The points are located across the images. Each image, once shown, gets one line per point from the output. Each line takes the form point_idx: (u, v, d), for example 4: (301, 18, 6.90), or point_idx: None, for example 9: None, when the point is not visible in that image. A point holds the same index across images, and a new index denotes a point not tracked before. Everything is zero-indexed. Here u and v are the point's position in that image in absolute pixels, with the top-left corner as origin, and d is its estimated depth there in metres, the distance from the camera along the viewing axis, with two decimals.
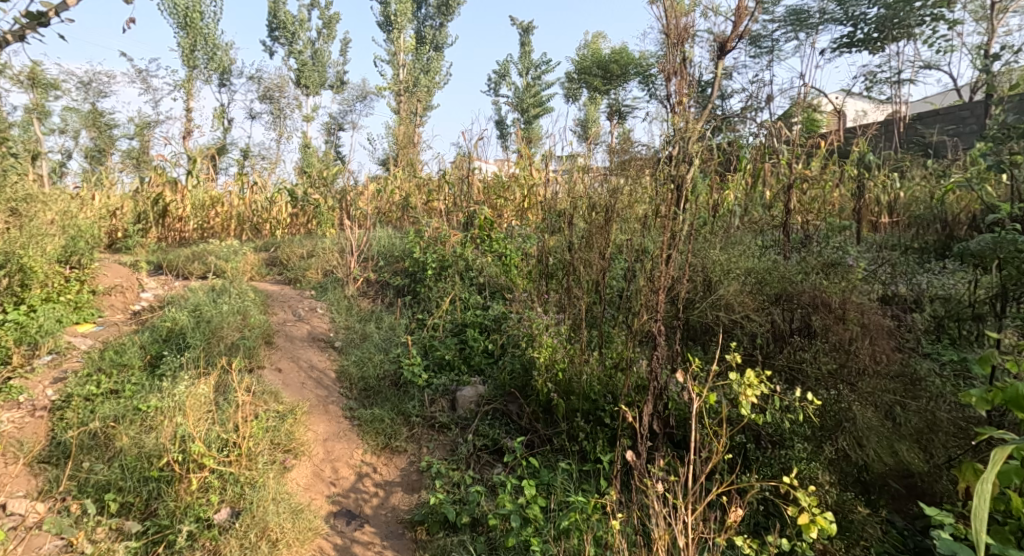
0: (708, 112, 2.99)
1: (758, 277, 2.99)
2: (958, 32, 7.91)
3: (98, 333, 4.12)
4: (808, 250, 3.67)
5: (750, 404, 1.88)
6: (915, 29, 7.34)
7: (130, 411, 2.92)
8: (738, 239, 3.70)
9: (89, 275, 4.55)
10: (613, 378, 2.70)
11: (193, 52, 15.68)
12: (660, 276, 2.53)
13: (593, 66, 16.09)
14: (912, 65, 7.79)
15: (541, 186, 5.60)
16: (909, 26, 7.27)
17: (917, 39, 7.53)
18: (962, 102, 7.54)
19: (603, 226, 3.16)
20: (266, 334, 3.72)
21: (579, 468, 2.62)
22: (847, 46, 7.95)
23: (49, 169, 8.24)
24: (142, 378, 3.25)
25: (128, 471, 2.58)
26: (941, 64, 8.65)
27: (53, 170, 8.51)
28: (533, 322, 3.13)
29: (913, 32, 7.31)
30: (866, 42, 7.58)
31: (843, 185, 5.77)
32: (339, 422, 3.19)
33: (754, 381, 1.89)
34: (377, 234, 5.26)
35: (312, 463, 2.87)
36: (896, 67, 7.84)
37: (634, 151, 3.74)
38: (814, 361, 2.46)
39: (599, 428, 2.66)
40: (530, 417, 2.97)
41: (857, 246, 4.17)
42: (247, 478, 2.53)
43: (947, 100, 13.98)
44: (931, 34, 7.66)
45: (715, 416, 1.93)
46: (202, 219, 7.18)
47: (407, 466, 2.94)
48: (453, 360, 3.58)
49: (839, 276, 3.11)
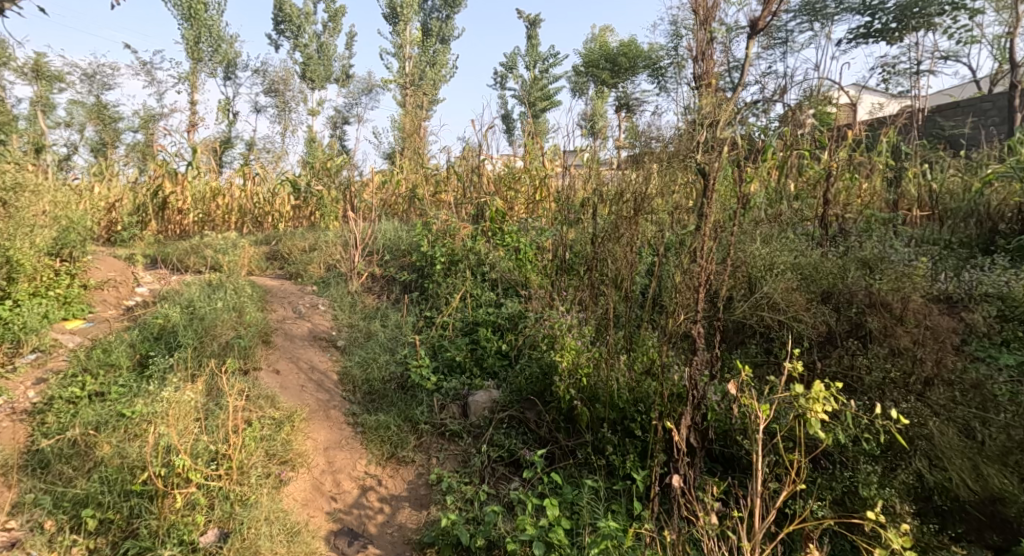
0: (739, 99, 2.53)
1: (803, 274, 2.81)
2: (978, 22, 7.50)
3: (87, 330, 3.88)
4: (849, 245, 3.38)
5: (819, 424, 1.57)
6: (935, 18, 6.91)
7: (113, 417, 2.68)
8: (777, 233, 3.42)
9: (81, 269, 4.32)
10: (642, 385, 2.43)
11: (197, 43, 15.42)
12: (700, 272, 2.25)
13: (601, 59, 15.69)
14: (932, 56, 7.35)
15: (553, 177, 5.30)
16: (930, 16, 6.85)
17: (936, 29, 7.11)
18: (983, 93, 7.14)
19: (631, 219, 2.91)
20: (264, 332, 3.46)
21: (607, 486, 2.34)
22: (865, 36, 7.58)
23: (53, 162, 8.16)
24: (130, 380, 3.01)
25: (109, 484, 2.33)
26: (961, 55, 8.25)
27: (58, 163, 8.40)
28: (553, 322, 2.86)
29: (934, 21, 6.88)
30: (884, 32, 7.18)
31: (874, 177, 5.45)
32: (341, 429, 2.93)
33: (822, 397, 1.58)
34: (382, 227, 4.99)
35: (311, 476, 2.60)
36: (915, 58, 7.43)
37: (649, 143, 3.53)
38: (871, 368, 2.22)
39: (629, 441, 2.40)
40: (550, 427, 2.71)
41: (898, 240, 3.86)
42: (237, 495, 2.26)
43: (963, 93, 13.59)
44: (951, 24, 7.25)
45: (772, 431, 1.63)
46: (203, 211, 6.95)
47: (415, 479, 2.69)
48: (464, 362, 3.30)
49: (891, 271, 2.84)
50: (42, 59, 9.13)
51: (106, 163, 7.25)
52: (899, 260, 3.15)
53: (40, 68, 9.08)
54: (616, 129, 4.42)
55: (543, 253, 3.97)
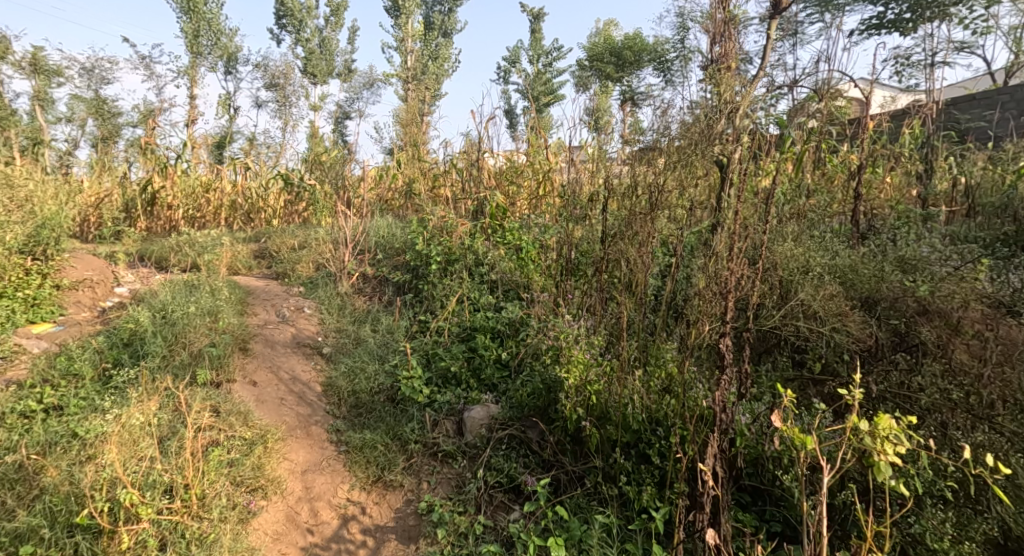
0: (749, 111, 2.38)
1: (842, 278, 2.51)
2: (996, 13, 7.09)
3: (55, 334, 3.59)
4: (885, 244, 3.05)
5: (889, 469, 1.26)
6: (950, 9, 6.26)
7: (66, 437, 2.37)
8: (806, 232, 3.10)
9: (54, 268, 4.03)
10: (661, 405, 2.13)
11: (197, 38, 15.14)
12: (729, 277, 1.94)
13: (605, 53, 15.34)
14: (948, 48, 6.78)
15: (559, 171, 4.98)
16: (945, 6, 6.19)
17: (953, 19, 6.48)
18: (1000, 86, 6.63)
19: (648, 216, 2.60)
20: (241, 338, 3.17)
21: (620, 522, 2.05)
22: (877, 28, 7.16)
23: (53, 156, 8.08)
24: (91, 392, 2.70)
25: (53, 516, 2.01)
26: (977, 47, 7.81)
27: (57, 157, 8.33)
28: (560, 331, 2.54)
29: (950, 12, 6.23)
30: (896, 23, 6.70)
31: (901, 170, 5.09)
32: (322, 448, 2.64)
33: (892, 435, 1.27)
34: (376, 223, 4.67)
35: (286, 504, 2.32)
36: (929, 50, 6.89)
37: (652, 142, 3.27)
38: (929, 389, 1.91)
39: (646, 469, 2.10)
40: (554, 449, 2.41)
41: (937, 235, 3.52)
42: (196, 532, 1.96)
43: (978, 86, 13.25)
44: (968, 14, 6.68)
45: (830, 479, 1.31)
46: (192, 207, 6.65)
47: (403, 506, 2.38)
48: (460, 372, 3.00)
49: (942, 273, 2.51)
50: (38, 53, 8.91)
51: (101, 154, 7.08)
52: (941, 260, 2.82)
53: (37, 61, 8.83)
54: (622, 124, 4.16)
55: (547, 253, 3.65)
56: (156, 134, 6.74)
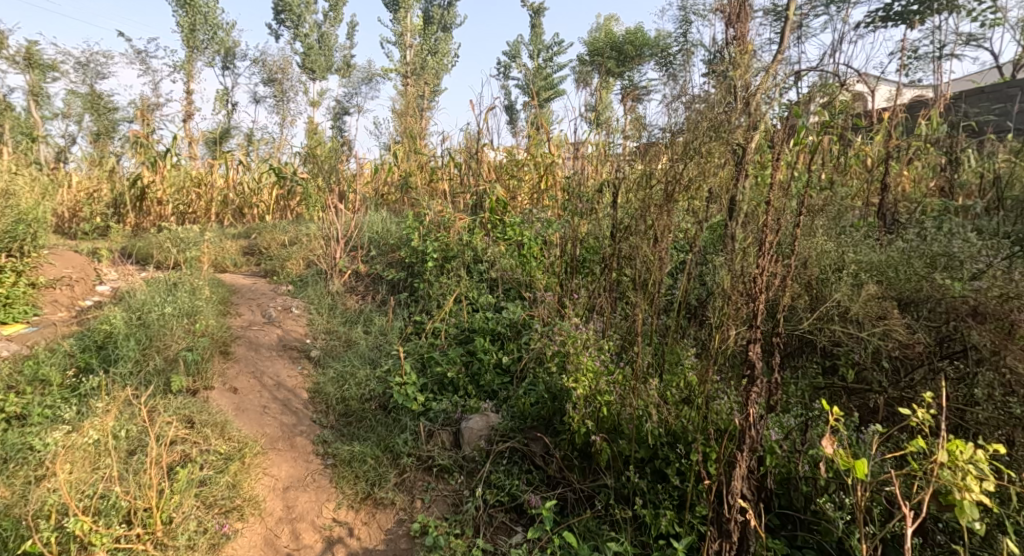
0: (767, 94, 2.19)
1: (880, 276, 2.30)
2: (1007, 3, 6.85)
3: (28, 336, 3.37)
4: (917, 239, 2.82)
5: (974, 509, 1.05)
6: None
7: (22, 452, 2.16)
8: (832, 227, 2.87)
9: (30, 266, 3.80)
10: (680, 418, 1.91)
11: (194, 32, 14.85)
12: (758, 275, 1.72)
13: (606, 48, 15.07)
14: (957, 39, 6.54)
15: (562, 164, 4.76)
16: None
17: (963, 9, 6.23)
18: (1011, 79, 6.38)
19: (663, 207, 2.37)
20: (221, 341, 2.96)
21: (635, 550, 1.83)
22: (883, 20, 6.92)
23: (49, 152, 7.94)
24: (57, 400, 2.48)
25: None
26: (986, 39, 7.57)
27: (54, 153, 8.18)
28: (566, 336, 2.32)
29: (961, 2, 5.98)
30: (904, 15, 6.47)
31: (921, 162, 4.83)
32: (307, 462, 2.43)
33: (977, 468, 1.06)
34: (370, 218, 4.43)
35: (264, 526, 2.10)
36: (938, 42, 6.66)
37: (654, 136, 3.10)
38: (986, 402, 1.69)
39: (664, 489, 1.89)
40: (560, 465, 2.19)
41: (970, 228, 3.27)
42: None
43: (986, 78, 13.00)
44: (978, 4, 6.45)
45: (909, 526, 1.11)
46: (183, 202, 6.41)
47: (394, 527, 2.16)
48: (457, 378, 2.79)
49: (987, 269, 2.29)
50: (31, 47, 8.66)
51: (99, 150, 6.96)
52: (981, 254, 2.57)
53: (31, 56, 8.58)
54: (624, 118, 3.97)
55: (550, 249, 3.43)
56: (150, 127, 6.49)
